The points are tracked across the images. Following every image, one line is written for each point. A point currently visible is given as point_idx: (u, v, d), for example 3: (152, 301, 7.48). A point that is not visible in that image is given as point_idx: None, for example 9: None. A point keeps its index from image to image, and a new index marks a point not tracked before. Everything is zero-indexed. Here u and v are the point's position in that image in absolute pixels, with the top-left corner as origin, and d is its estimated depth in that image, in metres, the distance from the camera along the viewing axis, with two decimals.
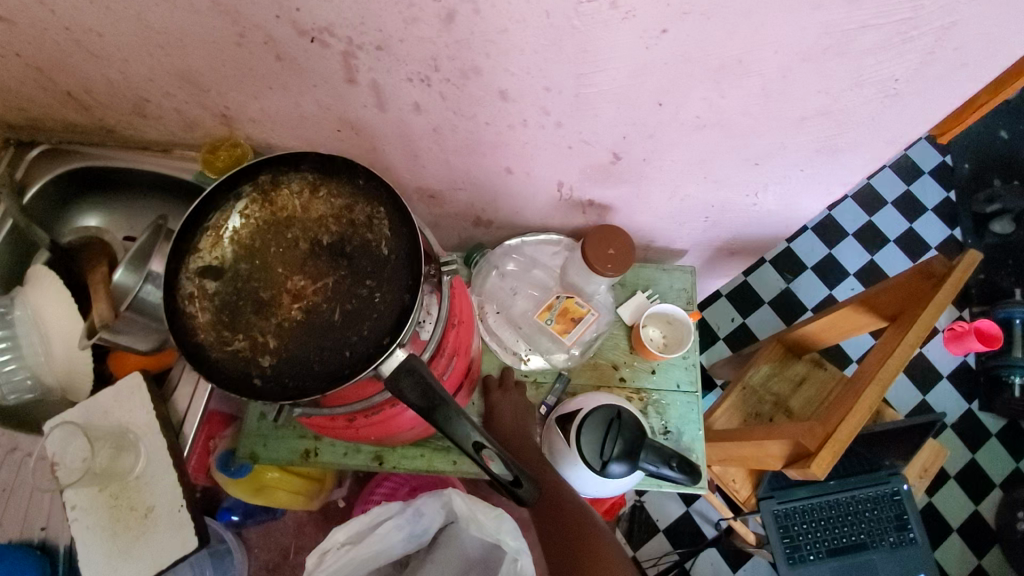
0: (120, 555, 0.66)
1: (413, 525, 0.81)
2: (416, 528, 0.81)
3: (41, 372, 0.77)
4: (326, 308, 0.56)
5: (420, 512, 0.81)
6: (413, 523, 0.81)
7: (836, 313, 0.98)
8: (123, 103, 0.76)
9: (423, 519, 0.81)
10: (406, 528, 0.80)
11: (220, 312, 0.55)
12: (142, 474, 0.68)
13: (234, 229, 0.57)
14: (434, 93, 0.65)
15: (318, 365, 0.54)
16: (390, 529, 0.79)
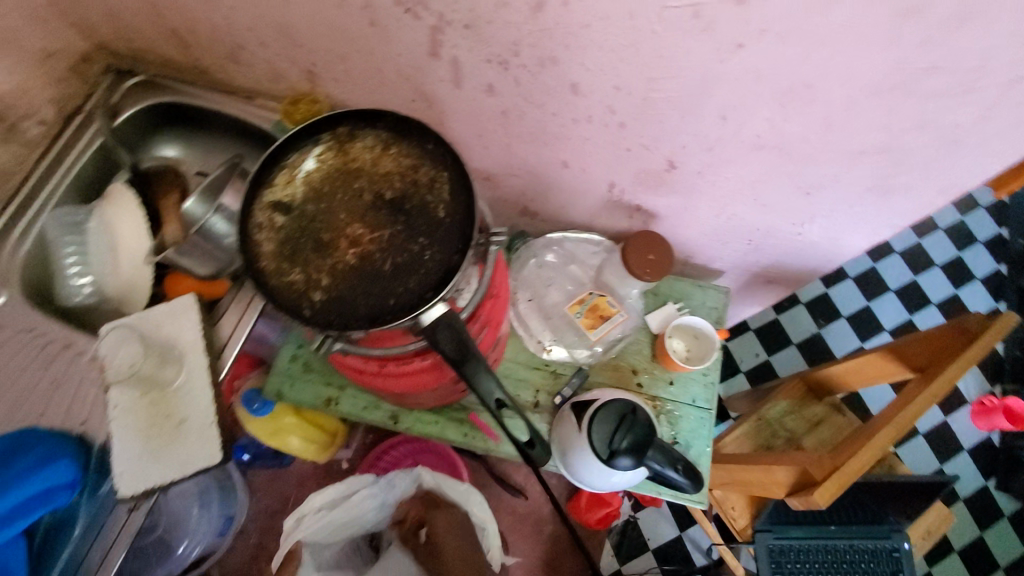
0: (147, 458, 0.70)
1: (386, 494, 0.96)
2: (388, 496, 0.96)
3: (106, 283, 0.83)
4: (379, 258, 0.59)
5: (392, 484, 0.96)
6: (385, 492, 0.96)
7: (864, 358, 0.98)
8: (221, 47, 0.82)
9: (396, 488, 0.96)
10: (380, 494, 0.95)
11: (284, 245, 0.59)
12: (180, 387, 0.73)
13: (308, 172, 0.61)
14: (509, 77, 0.68)
15: (363, 307, 0.57)
16: (364, 495, 0.94)
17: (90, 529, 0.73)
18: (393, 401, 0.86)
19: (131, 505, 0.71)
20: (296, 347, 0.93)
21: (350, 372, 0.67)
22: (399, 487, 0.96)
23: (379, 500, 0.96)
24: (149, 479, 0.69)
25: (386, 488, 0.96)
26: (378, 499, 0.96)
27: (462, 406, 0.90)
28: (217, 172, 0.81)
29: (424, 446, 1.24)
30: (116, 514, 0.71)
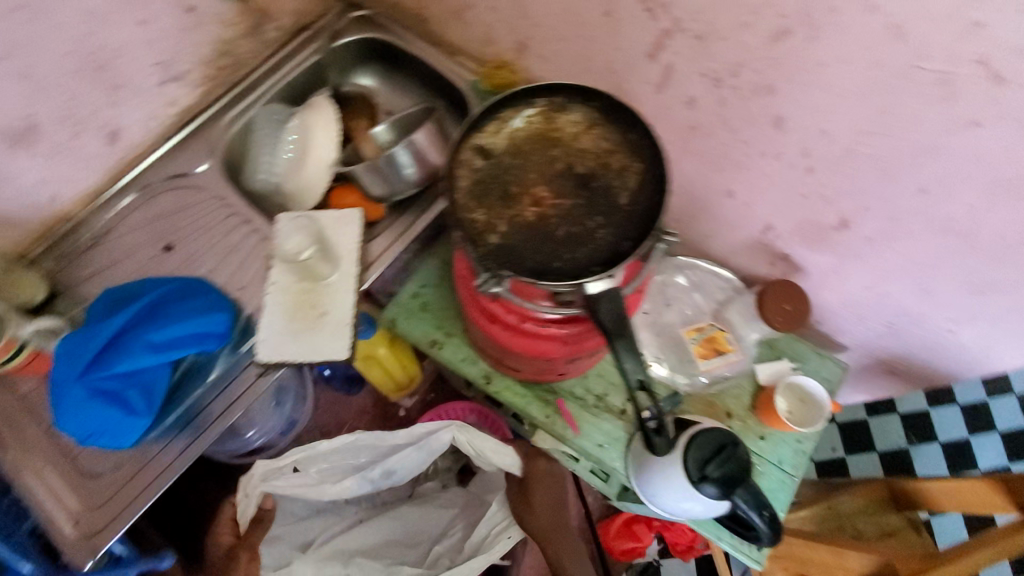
0: (286, 336, 0.77)
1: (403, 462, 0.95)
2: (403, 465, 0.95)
3: (287, 178, 0.93)
4: (555, 222, 0.63)
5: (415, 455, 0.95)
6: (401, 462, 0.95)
7: (963, 483, 0.93)
8: (452, 3, 0.90)
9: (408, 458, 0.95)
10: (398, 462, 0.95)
11: (476, 185, 0.64)
12: (330, 283, 0.80)
13: (515, 128, 0.66)
14: (715, 96, 0.71)
15: (530, 261, 0.60)
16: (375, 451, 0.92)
17: (219, 381, 0.78)
18: (495, 361, 0.90)
19: (259, 370, 0.78)
20: (419, 287, 0.99)
21: (482, 313, 0.72)
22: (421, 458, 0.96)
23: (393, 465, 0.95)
24: (284, 353, 0.76)
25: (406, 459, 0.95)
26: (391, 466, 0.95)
27: (552, 389, 0.92)
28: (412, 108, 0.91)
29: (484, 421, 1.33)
30: (244, 374, 0.78)
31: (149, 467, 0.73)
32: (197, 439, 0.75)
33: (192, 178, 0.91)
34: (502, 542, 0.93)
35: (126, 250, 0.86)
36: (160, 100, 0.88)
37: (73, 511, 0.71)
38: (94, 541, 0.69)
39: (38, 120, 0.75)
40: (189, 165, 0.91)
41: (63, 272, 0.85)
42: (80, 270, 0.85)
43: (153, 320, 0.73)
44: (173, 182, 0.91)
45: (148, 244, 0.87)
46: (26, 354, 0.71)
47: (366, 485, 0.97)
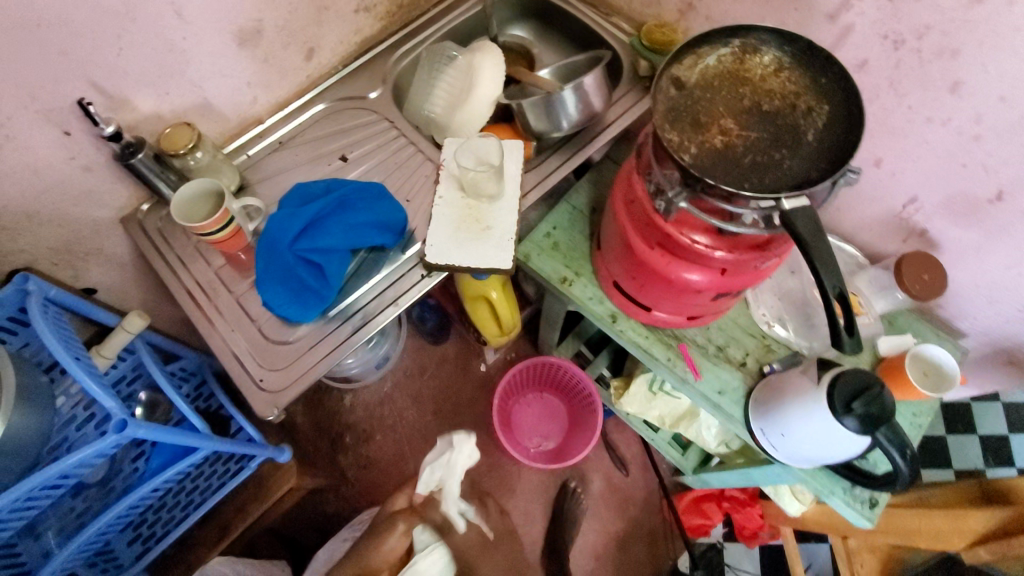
0: (454, 242, 0.84)
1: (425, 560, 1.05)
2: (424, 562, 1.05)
3: (450, 111, 0.97)
4: (741, 150, 0.67)
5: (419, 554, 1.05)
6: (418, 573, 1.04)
7: None
8: None
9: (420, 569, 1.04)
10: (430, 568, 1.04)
11: (669, 110, 0.69)
12: (494, 201, 0.86)
13: (709, 66, 0.71)
14: (892, 59, 0.75)
15: (719, 178, 0.65)
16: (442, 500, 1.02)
17: (387, 277, 0.86)
18: (625, 300, 0.94)
19: (423, 273, 0.85)
20: (552, 227, 1.04)
21: (647, 239, 0.78)
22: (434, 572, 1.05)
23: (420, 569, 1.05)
24: (450, 257, 0.83)
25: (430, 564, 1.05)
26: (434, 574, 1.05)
27: (673, 335, 0.96)
28: (579, 57, 0.99)
29: (583, 391, 1.44)
30: (410, 274, 0.86)
31: (322, 343, 0.82)
32: (366, 324, 0.83)
33: (365, 102, 1.00)
34: None
35: (304, 157, 0.95)
36: (351, 27, 0.97)
37: (258, 370, 0.80)
38: (276, 397, 0.78)
39: (262, 25, 0.84)
40: (364, 89, 1.00)
41: (249, 169, 0.94)
42: (263, 169, 0.94)
43: (344, 212, 0.82)
44: (349, 103, 0.99)
45: (324, 155, 0.95)
46: (231, 227, 0.81)
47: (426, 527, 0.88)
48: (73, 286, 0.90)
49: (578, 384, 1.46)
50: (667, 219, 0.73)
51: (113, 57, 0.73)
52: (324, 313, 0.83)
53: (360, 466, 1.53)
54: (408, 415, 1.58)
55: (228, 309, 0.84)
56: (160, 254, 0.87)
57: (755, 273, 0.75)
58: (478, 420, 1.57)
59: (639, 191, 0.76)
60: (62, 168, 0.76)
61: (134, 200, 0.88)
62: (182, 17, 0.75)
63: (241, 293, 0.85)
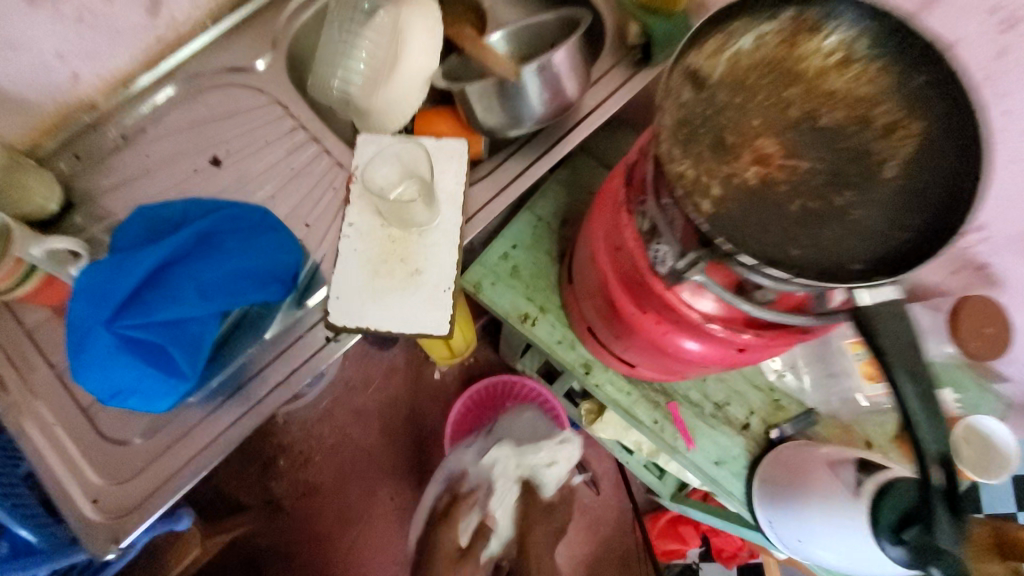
0: (368, 296, 0.60)
1: (539, 467, 1.11)
2: (548, 480, 1.13)
3: (369, 91, 0.69)
4: (785, 192, 0.44)
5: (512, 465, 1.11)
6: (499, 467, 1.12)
7: None
8: None
9: (558, 477, 1.13)
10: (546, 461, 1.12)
11: (682, 125, 0.45)
12: (425, 232, 0.62)
13: (740, 53, 0.47)
14: (993, 45, 0.52)
15: (755, 244, 0.41)
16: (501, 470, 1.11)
17: (280, 338, 0.62)
18: (601, 352, 0.72)
19: (329, 334, 0.61)
20: (510, 246, 0.80)
21: (639, 300, 0.55)
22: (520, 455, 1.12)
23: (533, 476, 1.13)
24: (360, 317, 0.59)
25: (538, 453, 1.12)
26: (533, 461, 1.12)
27: (663, 391, 0.76)
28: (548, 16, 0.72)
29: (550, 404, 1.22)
30: (312, 337, 0.62)
31: (188, 440, 0.60)
32: (251, 410, 0.61)
33: (248, 75, 0.71)
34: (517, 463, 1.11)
35: (159, 157, 0.68)
36: None
37: (94, 485, 0.58)
38: (120, 524, 0.57)
39: None
40: (244, 57, 0.71)
41: (82, 176, 0.67)
42: (100, 180, 0.67)
43: (194, 262, 0.55)
44: (224, 77, 0.71)
45: (189, 155, 0.68)
46: (38, 276, 0.58)
47: (527, 452, 1.12)
48: None
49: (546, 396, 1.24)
50: (669, 284, 0.50)
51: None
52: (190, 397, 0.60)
53: (298, 494, 1.35)
54: (351, 433, 1.38)
55: (54, 391, 0.60)
56: None
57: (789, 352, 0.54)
58: (431, 435, 1.39)
59: (628, 236, 0.52)
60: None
61: None
62: None
63: (67, 366, 0.61)
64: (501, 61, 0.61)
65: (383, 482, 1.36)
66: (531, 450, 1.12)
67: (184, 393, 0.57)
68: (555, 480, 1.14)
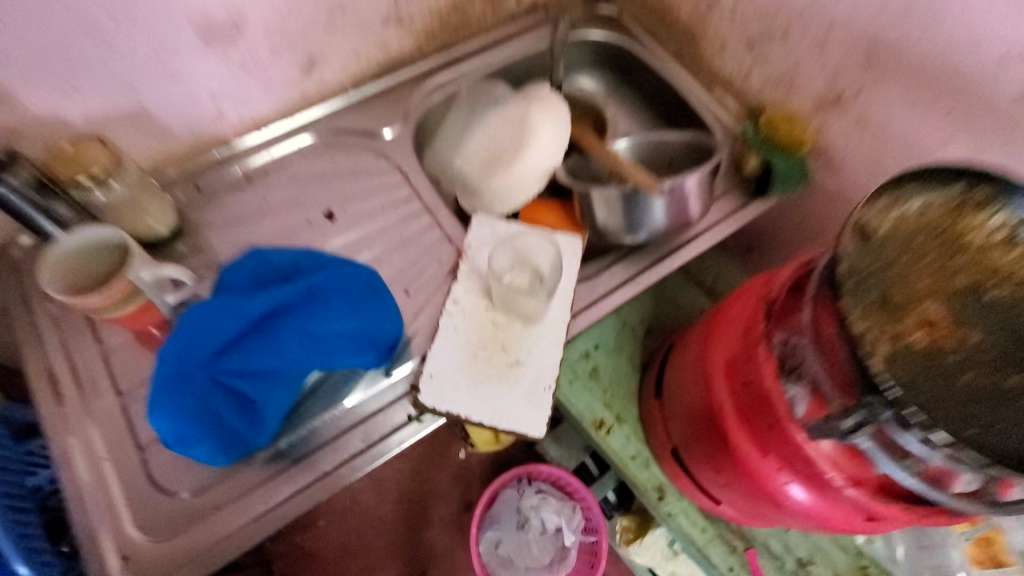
0: (472, 378, 0.58)
1: (552, 507, 1.06)
2: (561, 523, 1.05)
3: (480, 172, 0.73)
4: (956, 362, 0.42)
5: (526, 507, 1.07)
6: (518, 519, 1.08)
7: None
8: (754, 24, 0.72)
9: (572, 522, 1.05)
10: (563, 507, 1.06)
11: (847, 277, 0.44)
12: (538, 327, 0.60)
13: (909, 212, 0.47)
14: None
15: (942, 414, 0.40)
16: (514, 510, 1.08)
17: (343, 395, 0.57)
18: (685, 484, 0.67)
19: (411, 413, 0.58)
20: (593, 345, 0.77)
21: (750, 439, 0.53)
22: (537, 500, 1.07)
23: (548, 519, 1.06)
24: (433, 386, 0.57)
25: (551, 498, 1.07)
26: (547, 503, 1.07)
27: (741, 535, 0.71)
28: (673, 135, 0.74)
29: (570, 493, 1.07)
30: (348, 441, 0.56)
31: (229, 509, 0.52)
32: (297, 495, 0.54)
33: (376, 142, 0.75)
34: (530, 507, 1.07)
35: (277, 200, 0.69)
36: (374, 40, 0.73)
37: (127, 538, 0.51)
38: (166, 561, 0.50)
39: None
40: (376, 124, 0.75)
41: (195, 205, 0.68)
42: (213, 212, 0.68)
43: (294, 311, 0.54)
44: (352, 139, 0.74)
45: (305, 206, 0.69)
46: (135, 302, 0.55)
47: (540, 497, 1.07)
48: None
49: (558, 483, 1.09)
50: (740, 429, 0.53)
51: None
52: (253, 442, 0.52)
53: (293, 560, 1.22)
54: (364, 500, 1.28)
55: (111, 423, 0.55)
56: (28, 303, 0.61)
57: (858, 523, 0.49)
58: (445, 520, 1.27)
59: (765, 374, 0.50)
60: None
61: (10, 228, 0.62)
62: None
63: (136, 396, 0.56)
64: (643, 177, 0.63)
65: (386, 563, 1.24)
66: (547, 496, 1.07)
67: (235, 454, 0.51)
68: (570, 524, 1.05)
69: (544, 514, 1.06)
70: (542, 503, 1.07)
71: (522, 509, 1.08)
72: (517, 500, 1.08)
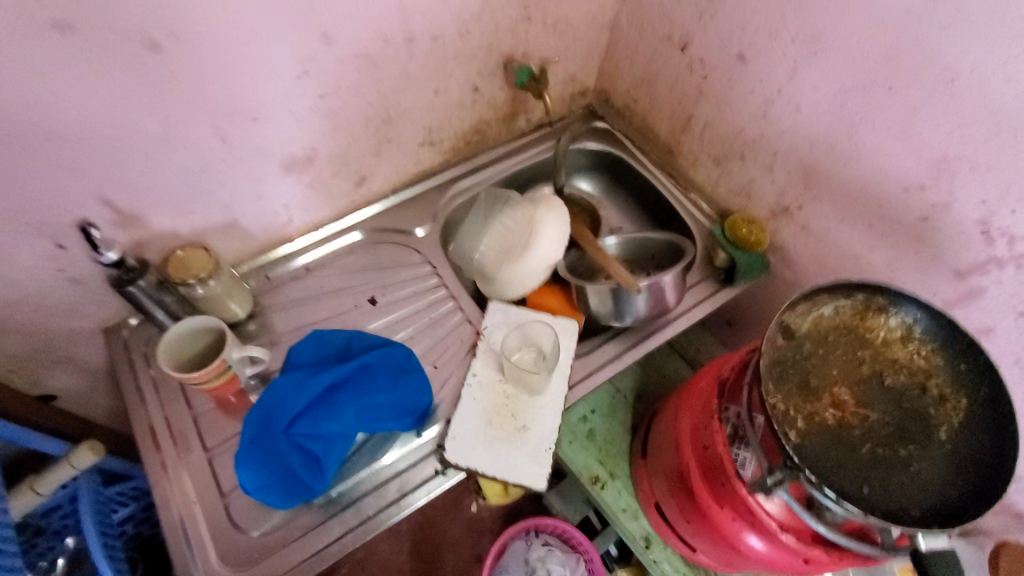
0: (487, 439, 0.71)
1: (557, 558, 1.14)
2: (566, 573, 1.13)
3: (496, 264, 0.89)
4: (858, 434, 0.56)
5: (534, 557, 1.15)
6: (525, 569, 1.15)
7: None
8: (719, 147, 0.88)
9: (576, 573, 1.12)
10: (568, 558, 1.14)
11: (774, 365, 0.58)
12: (541, 397, 0.74)
13: (824, 315, 0.61)
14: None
15: (840, 474, 0.53)
16: (522, 560, 1.16)
17: (383, 450, 0.71)
18: (666, 533, 0.79)
19: (438, 467, 0.71)
20: (589, 410, 0.91)
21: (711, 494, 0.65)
22: (544, 551, 1.16)
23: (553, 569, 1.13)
24: (455, 445, 0.70)
25: (556, 549, 1.16)
26: (554, 554, 1.15)
27: None
28: (653, 235, 0.90)
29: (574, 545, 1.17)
30: (387, 489, 0.69)
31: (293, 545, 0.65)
32: (347, 535, 0.66)
33: (409, 239, 0.91)
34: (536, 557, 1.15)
35: (329, 289, 0.85)
36: (410, 159, 0.90)
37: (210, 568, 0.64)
38: None
39: (316, 155, 0.76)
40: (409, 224, 0.92)
41: (263, 293, 0.84)
42: (277, 299, 0.83)
43: (347, 384, 0.69)
44: (390, 237, 0.91)
45: (351, 294, 0.85)
46: (224, 375, 0.71)
47: (546, 548, 1.16)
48: (27, 394, 0.77)
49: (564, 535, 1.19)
50: (703, 485, 0.65)
51: (116, 172, 0.61)
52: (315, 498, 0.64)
53: None
54: (383, 548, 1.38)
55: (199, 471, 0.70)
56: (133, 374, 0.76)
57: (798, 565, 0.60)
58: (458, 569, 1.36)
59: (718, 441, 0.63)
60: (3, 263, 0.62)
61: (123, 313, 0.78)
62: (226, 141, 0.66)
63: (219, 452, 0.71)
64: (624, 276, 0.77)
65: None
66: (553, 548, 1.16)
67: (298, 499, 0.64)
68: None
69: (549, 564, 1.14)
70: (548, 554, 1.15)
71: (529, 559, 1.15)
72: (526, 551, 1.17)
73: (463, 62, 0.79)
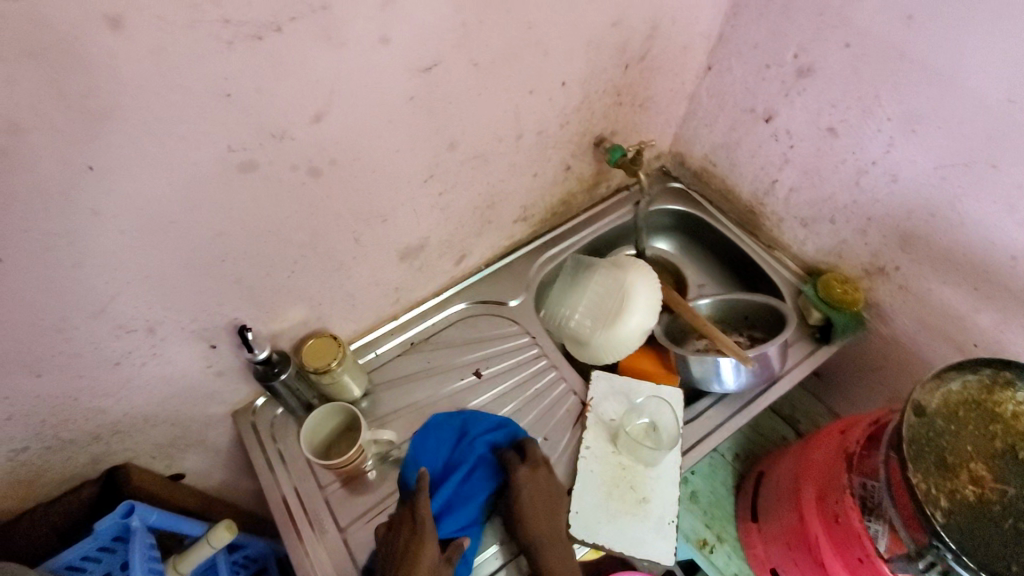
0: (610, 513, 0.73)
1: None
2: None
3: (593, 330, 0.91)
4: (1000, 510, 0.56)
5: None
6: None
7: None
8: (806, 209, 0.90)
9: None
10: None
11: (909, 444, 0.59)
12: (657, 468, 0.76)
13: (951, 390, 0.62)
14: None
15: (990, 553, 0.53)
16: None
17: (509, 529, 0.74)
18: None
19: None
20: (690, 472, 0.92)
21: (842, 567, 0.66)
22: None
23: None
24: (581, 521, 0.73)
25: None
26: None
27: None
28: (745, 297, 0.93)
29: None
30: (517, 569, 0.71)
31: None
32: None
33: (506, 309, 0.95)
34: None
35: (437, 363, 0.89)
36: (505, 233, 0.94)
37: None
38: None
39: (428, 241, 0.81)
40: (505, 295, 0.96)
41: (376, 371, 0.88)
42: (389, 376, 0.88)
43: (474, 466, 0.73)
44: (487, 308, 0.95)
45: (458, 368, 0.89)
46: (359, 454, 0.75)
47: None
48: (163, 475, 0.82)
49: None
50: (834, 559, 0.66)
51: (269, 276, 0.66)
52: (440, 554, 0.66)
53: None
54: None
55: (336, 551, 0.73)
56: (262, 455, 0.80)
57: None
58: None
59: (853, 517, 0.63)
60: (168, 364, 0.67)
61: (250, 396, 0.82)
62: (358, 240, 0.71)
63: (353, 531, 0.74)
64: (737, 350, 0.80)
65: None
66: None
67: None
68: None
69: None
70: None
71: None
72: None
73: (559, 147, 0.84)
